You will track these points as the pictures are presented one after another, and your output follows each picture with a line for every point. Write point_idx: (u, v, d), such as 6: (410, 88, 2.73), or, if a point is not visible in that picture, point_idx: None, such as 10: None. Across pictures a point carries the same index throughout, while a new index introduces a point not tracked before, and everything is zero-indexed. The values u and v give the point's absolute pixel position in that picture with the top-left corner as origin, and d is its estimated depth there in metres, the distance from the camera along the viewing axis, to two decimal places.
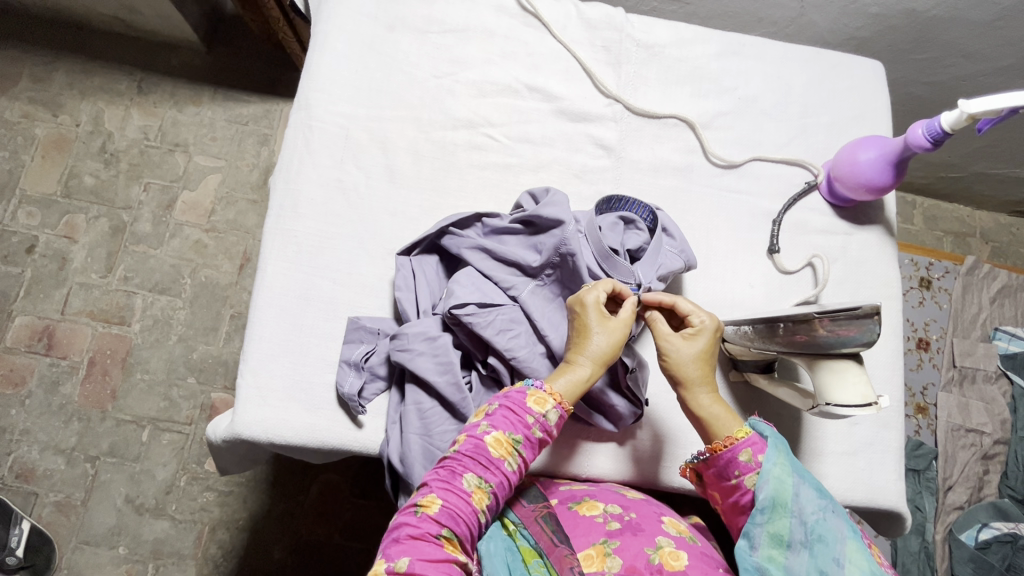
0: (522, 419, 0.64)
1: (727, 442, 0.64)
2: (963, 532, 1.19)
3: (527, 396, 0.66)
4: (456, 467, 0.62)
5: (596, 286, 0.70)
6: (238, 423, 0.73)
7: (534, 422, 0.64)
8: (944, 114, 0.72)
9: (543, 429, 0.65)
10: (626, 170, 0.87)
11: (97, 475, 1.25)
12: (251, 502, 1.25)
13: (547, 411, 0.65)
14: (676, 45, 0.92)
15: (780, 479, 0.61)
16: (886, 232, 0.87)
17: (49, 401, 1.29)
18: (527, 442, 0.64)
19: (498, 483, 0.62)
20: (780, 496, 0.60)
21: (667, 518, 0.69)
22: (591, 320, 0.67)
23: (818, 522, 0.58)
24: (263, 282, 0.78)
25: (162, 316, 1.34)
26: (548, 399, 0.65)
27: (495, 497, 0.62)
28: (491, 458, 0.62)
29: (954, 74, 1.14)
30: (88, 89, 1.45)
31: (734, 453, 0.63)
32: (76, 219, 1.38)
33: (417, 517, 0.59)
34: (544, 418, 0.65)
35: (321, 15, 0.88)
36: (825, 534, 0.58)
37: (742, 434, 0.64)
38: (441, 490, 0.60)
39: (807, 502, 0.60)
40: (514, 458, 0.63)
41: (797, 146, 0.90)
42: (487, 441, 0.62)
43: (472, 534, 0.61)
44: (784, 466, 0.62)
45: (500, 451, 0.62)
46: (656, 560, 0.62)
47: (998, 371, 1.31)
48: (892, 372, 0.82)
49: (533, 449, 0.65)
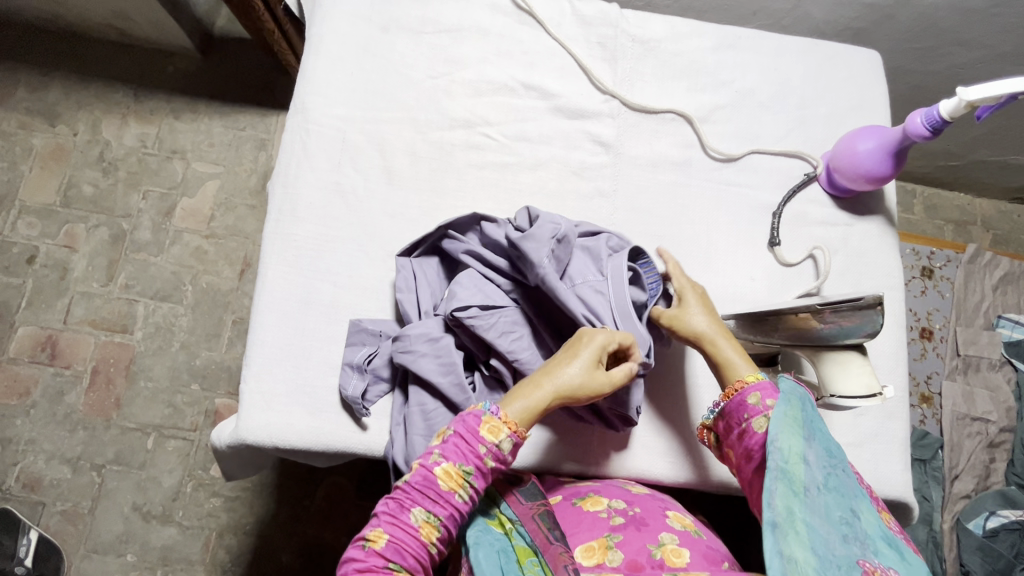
0: (472, 448, 0.63)
1: (739, 385, 0.67)
2: (971, 520, 1.19)
3: (482, 422, 0.64)
4: (405, 500, 0.61)
5: (610, 333, 0.68)
6: (242, 428, 0.73)
7: (486, 452, 0.63)
8: (942, 102, 0.72)
9: (496, 459, 0.63)
10: (624, 166, 0.86)
11: (103, 484, 1.26)
12: (257, 506, 1.25)
13: (500, 441, 0.63)
14: (672, 39, 0.91)
15: (794, 428, 0.60)
16: (887, 222, 0.87)
17: (53, 411, 1.29)
18: (479, 473, 0.63)
19: (448, 515, 0.62)
20: (796, 444, 0.59)
21: (671, 512, 0.70)
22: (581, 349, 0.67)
23: (830, 475, 0.59)
24: (265, 287, 0.78)
25: (165, 322, 1.34)
26: (502, 428, 0.63)
27: (446, 528, 0.62)
28: (438, 490, 0.61)
29: (952, 63, 1.14)
30: (84, 99, 1.45)
31: (745, 395, 0.65)
32: (76, 228, 1.38)
33: (364, 551, 0.59)
34: (498, 447, 0.63)
35: (315, 19, 0.87)
36: (837, 486, 0.58)
37: (753, 378, 0.66)
38: (388, 524, 0.60)
39: (819, 455, 0.60)
40: (465, 488, 0.62)
41: (795, 138, 0.90)
42: (435, 473, 0.62)
43: (425, 563, 0.61)
44: (796, 417, 0.61)
45: (450, 483, 0.62)
46: (658, 556, 0.63)
47: (1002, 358, 1.30)
48: (896, 362, 0.82)
49: (486, 479, 0.64)
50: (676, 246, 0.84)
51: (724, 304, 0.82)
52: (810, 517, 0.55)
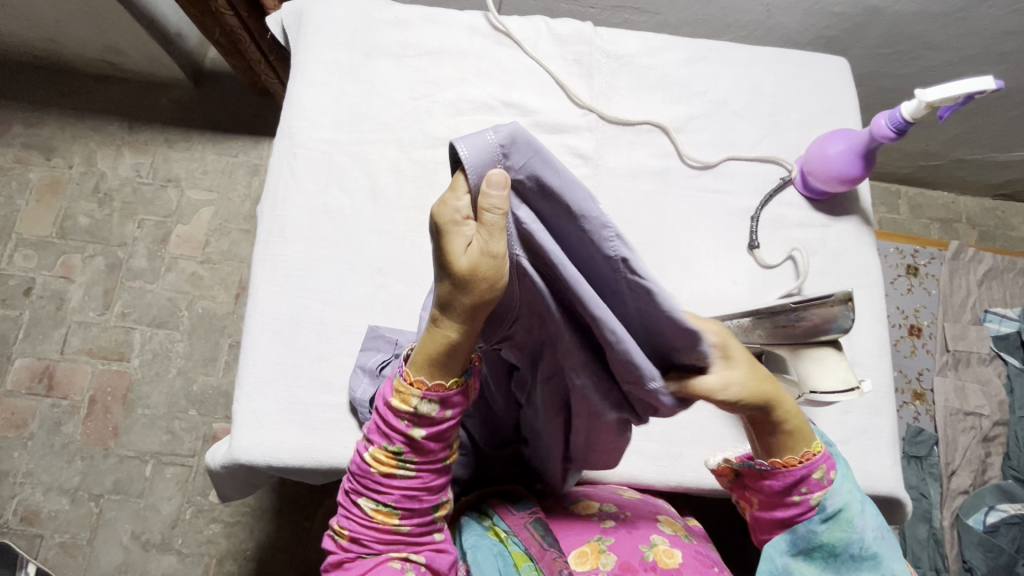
0: (391, 425, 0.55)
1: (805, 457, 0.61)
2: (970, 516, 1.20)
3: (391, 392, 0.55)
4: (352, 493, 0.59)
5: (452, 217, 0.43)
6: (236, 448, 0.74)
7: (407, 423, 0.54)
8: (905, 104, 0.75)
9: (423, 425, 0.55)
10: (604, 177, 0.89)
11: (102, 513, 1.26)
12: (257, 531, 1.25)
13: (415, 406, 0.54)
14: (646, 54, 0.95)
15: (849, 495, 0.61)
16: (863, 222, 0.89)
17: (51, 442, 1.30)
18: (409, 446, 0.55)
19: (397, 498, 0.57)
20: (852, 512, 0.60)
21: (662, 517, 0.72)
22: (447, 254, 0.43)
23: (877, 542, 0.60)
24: (255, 307, 0.79)
25: (161, 349, 1.35)
26: (410, 394, 0.53)
27: (403, 510, 0.57)
28: (375, 479, 0.56)
29: (922, 66, 1.18)
30: (79, 132, 1.48)
31: (810, 471, 0.60)
32: (72, 259, 1.40)
33: (337, 544, 0.60)
34: (415, 413, 0.54)
35: (299, 47, 0.90)
36: (878, 554, 0.60)
37: (818, 450, 0.61)
38: (345, 519, 0.59)
39: (871, 519, 0.61)
40: (402, 469, 0.56)
41: (769, 144, 0.92)
42: (367, 462, 0.56)
43: (400, 546, 0.59)
44: (853, 484, 0.62)
45: (383, 467, 0.56)
46: (650, 558, 0.65)
47: (991, 352, 1.32)
48: (878, 358, 0.83)
49: (422, 450, 0.56)
50: (658, 253, 0.86)
51: (707, 308, 0.84)
52: None
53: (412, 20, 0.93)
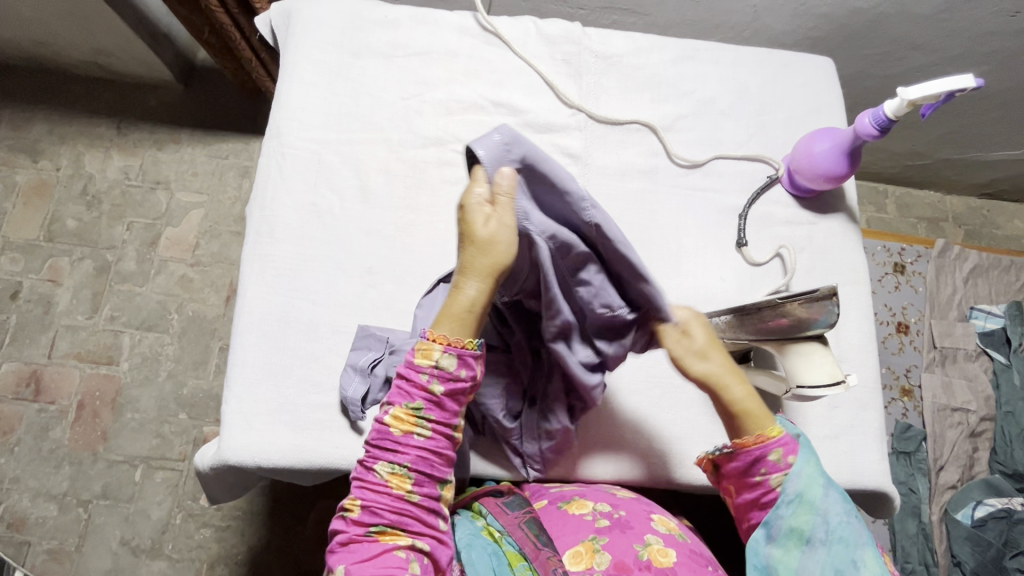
0: (413, 382, 0.58)
1: (759, 439, 0.63)
2: (959, 511, 1.21)
3: (414, 351, 0.59)
4: (367, 462, 0.59)
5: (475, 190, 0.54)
6: (225, 449, 0.74)
7: (429, 377, 0.58)
8: (887, 103, 0.76)
9: (443, 381, 0.58)
10: (593, 176, 0.89)
11: (91, 519, 1.24)
12: (249, 535, 1.24)
13: (437, 359, 0.58)
14: (634, 54, 0.95)
15: (809, 478, 0.63)
16: (850, 219, 0.90)
17: (39, 447, 1.28)
18: (429, 403, 0.58)
19: (414, 459, 0.58)
20: (814, 494, 0.62)
21: (657, 516, 0.71)
22: (473, 227, 0.53)
23: (842, 525, 0.61)
24: (243, 307, 0.79)
25: (151, 352, 1.34)
26: (433, 348, 0.58)
27: (417, 473, 0.58)
28: (392, 440, 0.58)
29: (907, 66, 1.20)
30: (67, 134, 1.47)
31: (765, 452, 0.63)
32: (60, 262, 1.39)
33: (343, 522, 0.58)
34: (437, 366, 0.57)
35: (288, 47, 0.90)
36: (846, 537, 0.61)
37: (775, 433, 0.63)
38: (359, 490, 0.58)
39: (836, 502, 0.62)
40: (421, 427, 0.58)
41: (756, 143, 0.93)
42: (387, 422, 0.58)
43: (411, 517, 0.58)
44: (815, 467, 0.64)
45: (403, 427, 0.58)
46: (645, 557, 0.64)
47: (978, 349, 1.33)
48: (865, 354, 0.84)
49: (441, 409, 0.59)
50: (647, 251, 0.87)
51: (695, 305, 0.85)
52: (800, 567, 0.61)
53: (401, 20, 0.93)
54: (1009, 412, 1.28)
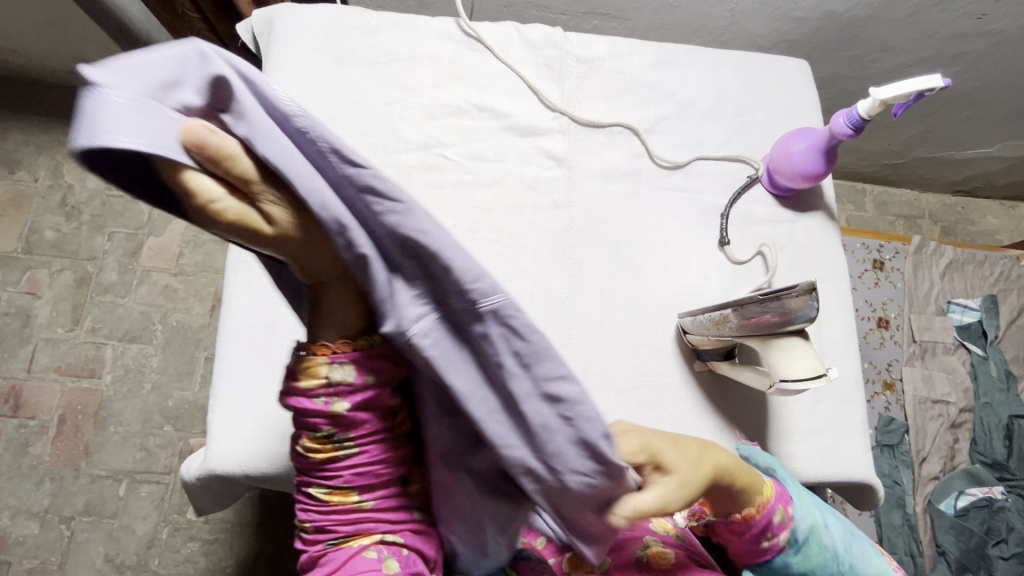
0: (308, 412, 0.52)
1: (758, 508, 0.62)
2: (942, 501, 1.24)
3: (296, 378, 0.52)
4: (302, 487, 0.57)
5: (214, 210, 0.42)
6: (212, 459, 0.73)
7: (326, 399, 0.52)
8: (860, 103, 0.78)
9: (343, 395, 0.52)
10: (577, 178, 0.90)
11: (74, 536, 1.22)
12: (238, 547, 1.22)
13: (329, 372, 0.51)
14: (615, 58, 0.97)
15: (811, 516, 0.64)
16: (828, 217, 0.92)
17: (18, 464, 1.25)
18: (339, 425, 0.53)
19: (348, 479, 0.55)
20: (821, 525, 0.64)
21: (655, 516, 0.74)
22: (264, 225, 0.43)
23: (847, 553, 0.64)
24: (228, 315, 0.79)
25: (134, 364, 1.32)
26: (319, 365, 0.51)
27: (358, 488, 0.56)
28: (318, 465, 0.55)
29: (879, 68, 1.23)
30: (45, 144, 1.45)
31: (770, 516, 0.62)
32: (39, 274, 1.36)
33: (305, 541, 0.59)
34: (330, 383, 0.51)
35: (270, 54, 0.90)
36: (853, 564, 0.64)
37: (770, 493, 0.63)
38: (304, 514, 0.58)
39: (837, 522, 0.66)
40: (340, 448, 0.54)
41: (736, 143, 0.95)
42: (303, 452, 0.55)
43: (366, 523, 0.57)
44: (809, 503, 0.66)
45: (321, 454, 0.54)
46: (645, 558, 0.66)
47: (955, 342, 1.37)
48: (846, 348, 0.86)
49: (354, 425, 0.53)
50: (631, 251, 0.88)
51: (681, 303, 0.86)
52: None
53: (384, 26, 0.93)
54: (987, 403, 1.32)
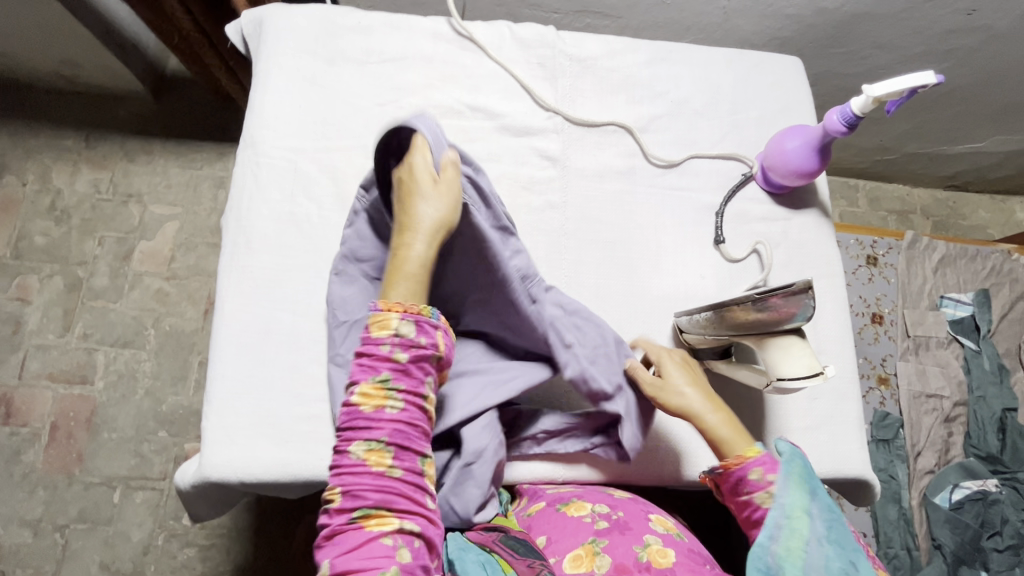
0: (375, 356, 0.59)
1: (738, 459, 0.66)
2: (937, 494, 1.25)
3: (368, 324, 0.60)
4: (340, 446, 0.58)
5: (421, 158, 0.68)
6: (207, 466, 0.73)
7: (391, 347, 0.59)
8: (853, 100, 0.78)
9: (405, 348, 0.59)
10: (571, 177, 0.90)
11: (68, 544, 1.20)
12: (235, 552, 1.22)
13: (395, 328, 0.59)
14: (608, 56, 0.96)
15: (798, 482, 0.61)
16: (823, 214, 0.92)
17: (10, 473, 1.24)
18: (396, 374, 0.59)
19: (391, 433, 0.58)
20: (797, 516, 0.59)
21: (654, 516, 0.71)
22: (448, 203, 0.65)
23: (835, 527, 0.58)
24: (221, 321, 0.78)
25: (127, 369, 1.31)
26: (388, 318, 0.60)
27: (395, 446, 0.58)
28: (364, 417, 0.58)
29: (871, 64, 1.23)
30: (33, 148, 1.43)
31: (746, 471, 0.64)
32: (29, 280, 1.35)
33: (328, 514, 0.57)
34: (398, 335, 0.59)
35: (260, 55, 0.89)
36: (841, 539, 0.57)
37: (753, 452, 0.65)
38: (337, 479, 0.57)
39: (820, 508, 0.59)
40: (391, 398, 0.58)
41: (730, 141, 0.95)
42: (355, 402, 0.58)
43: (393, 494, 0.57)
44: (803, 476, 0.62)
45: (371, 403, 0.58)
46: (645, 558, 0.64)
47: (949, 336, 1.38)
48: (841, 345, 0.86)
49: (409, 377, 0.59)
50: (627, 251, 0.88)
51: (677, 303, 0.86)
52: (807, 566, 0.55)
53: (375, 26, 0.92)
54: (981, 397, 1.32)
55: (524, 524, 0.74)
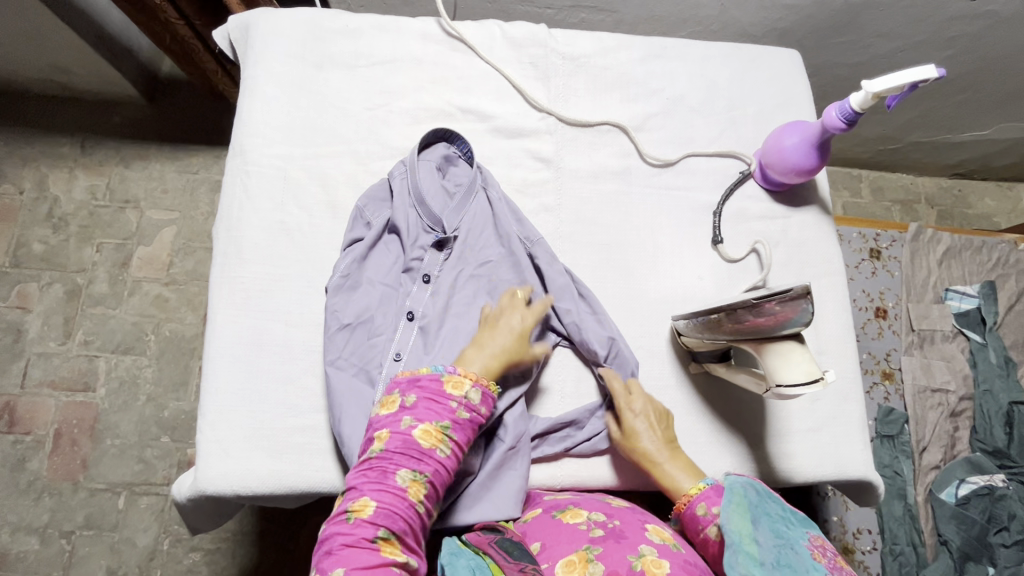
0: (442, 406, 0.64)
1: (685, 499, 0.68)
2: (943, 490, 1.23)
3: (442, 382, 0.65)
4: (387, 467, 0.60)
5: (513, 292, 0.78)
6: (202, 480, 0.72)
7: (458, 406, 0.64)
8: (852, 95, 0.76)
9: (468, 411, 0.65)
10: (566, 179, 0.88)
11: (75, 551, 1.21)
12: (239, 556, 1.22)
13: (468, 393, 0.65)
14: (601, 54, 0.94)
15: (738, 513, 0.60)
16: (823, 211, 0.91)
17: (16, 481, 1.24)
18: (456, 426, 0.64)
19: (434, 472, 0.62)
20: (747, 546, 0.57)
21: (651, 526, 0.67)
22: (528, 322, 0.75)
23: (782, 551, 0.56)
24: (213, 332, 0.77)
25: (129, 376, 1.31)
26: (464, 381, 0.65)
27: (432, 485, 0.61)
28: (419, 450, 0.61)
29: (873, 53, 1.21)
30: (29, 155, 1.42)
31: (693, 509, 0.67)
32: (28, 288, 1.35)
33: (349, 524, 0.58)
34: (466, 399, 0.65)
35: (248, 61, 0.88)
36: (790, 562, 0.55)
37: (696, 490, 0.68)
38: (373, 492, 0.59)
39: (767, 531, 0.58)
40: (445, 444, 0.63)
41: (727, 138, 0.93)
42: (415, 435, 0.62)
43: (413, 527, 0.60)
44: (742, 505, 0.61)
45: (430, 441, 0.62)
46: (638, 567, 0.59)
47: (954, 329, 1.36)
48: (843, 344, 0.85)
49: (463, 433, 0.64)
50: (623, 253, 0.86)
51: (674, 305, 0.85)
52: None
53: (364, 29, 0.91)
54: (987, 390, 1.30)
55: (518, 530, 0.72)
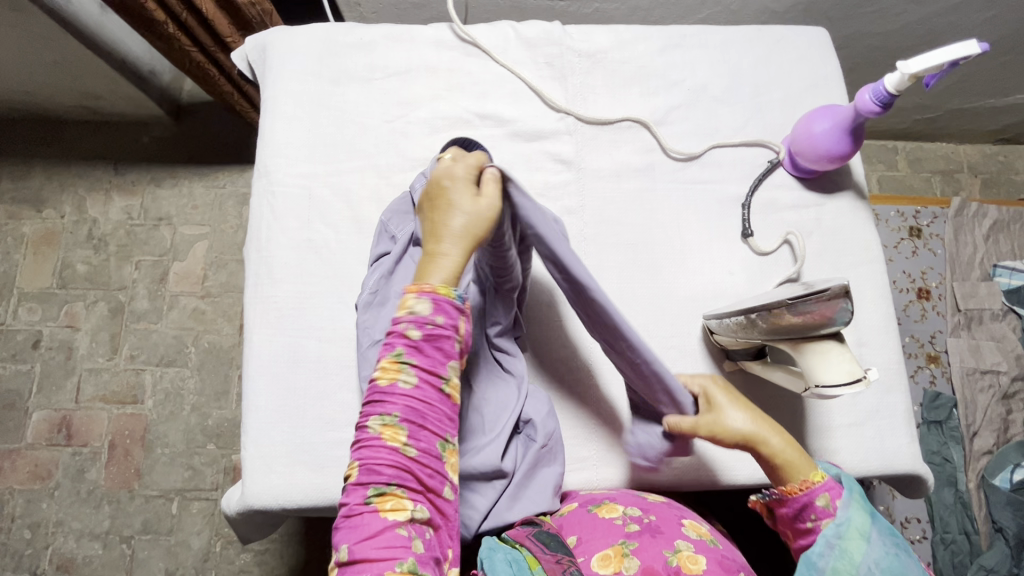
0: (391, 332, 0.56)
1: (804, 485, 0.63)
2: (996, 476, 1.18)
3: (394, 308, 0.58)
4: (361, 420, 0.55)
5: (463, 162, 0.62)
6: (249, 495, 0.75)
7: (407, 323, 0.56)
8: (886, 77, 0.73)
9: (420, 326, 0.56)
10: (587, 179, 0.87)
11: (135, 554, 1.28)
12: (287, 557, 1.26)
13: (415, 306, 0.56)
14: (618, 48, 0.92)
15: (856, 512, 0.60)
16: (858, 196, 0.87)
17: (77, 490, 1.31)
18: (411, 348, 0.55)
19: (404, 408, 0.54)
20: (853, 541, 0.59)
21: (688, 521, 0.67)
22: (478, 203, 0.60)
23: (892, 557, 0.57)
24: (252, 351, 0.79)
25: (173, 388, 1.36)
26: (410, 296, 0.57)
27: (409, 424, 0.54)
28: (379, 390, 0.54)
29: (907, 20, 1.14)
30: (66, 180, 1.48)
31: (813, 497, 0.62)
32: (76, 308, 1.41)
33: (344, 491, 0.54)
34: (414, 314, 0.56)
35: (267, 81, 0.89)
36: (897, 570, 0.56)
37: (818, 478, 0.63)
38: (355, 452, 0.54)
39: (882, 535, 0.59)
40: (405, 373, 0.55)
41: (753, 127, 0.90)
42: (373, 376, 0.55)
43: (410, 473, 0.54)
44: (861, 505, 0.61)
45: (387, 376, 0.55)
46: (674, 563, 0.61)
47: (1005, 308, 1.29)
48: (884, 335, 0.82)
49: (423, 353, 0.56)
50: (651, 251, 0.85)
51: (705, 303, 0.83)
52: None
53: (377, 41, 0.91)
54: None
55: (556, 522, 0.72)
